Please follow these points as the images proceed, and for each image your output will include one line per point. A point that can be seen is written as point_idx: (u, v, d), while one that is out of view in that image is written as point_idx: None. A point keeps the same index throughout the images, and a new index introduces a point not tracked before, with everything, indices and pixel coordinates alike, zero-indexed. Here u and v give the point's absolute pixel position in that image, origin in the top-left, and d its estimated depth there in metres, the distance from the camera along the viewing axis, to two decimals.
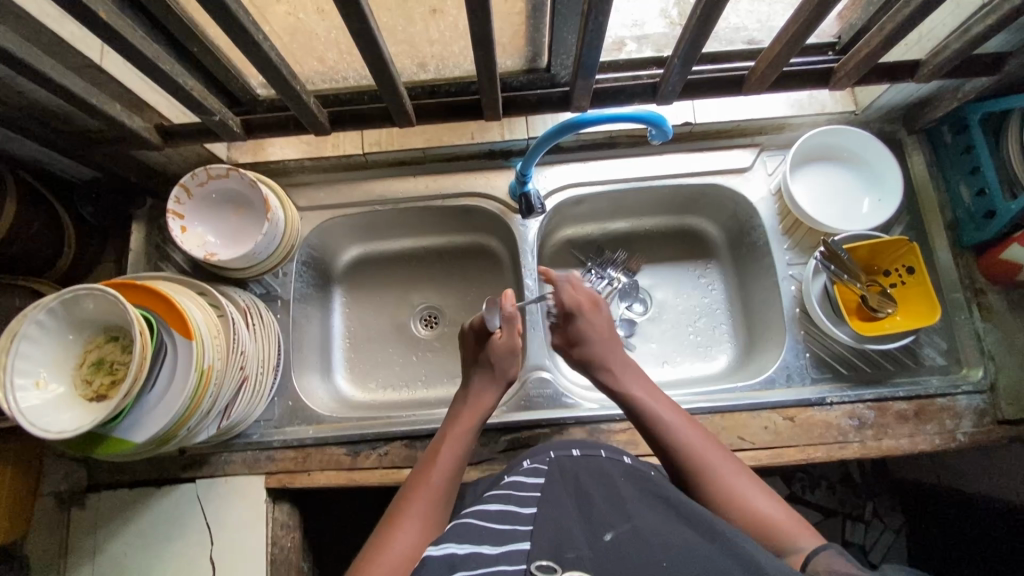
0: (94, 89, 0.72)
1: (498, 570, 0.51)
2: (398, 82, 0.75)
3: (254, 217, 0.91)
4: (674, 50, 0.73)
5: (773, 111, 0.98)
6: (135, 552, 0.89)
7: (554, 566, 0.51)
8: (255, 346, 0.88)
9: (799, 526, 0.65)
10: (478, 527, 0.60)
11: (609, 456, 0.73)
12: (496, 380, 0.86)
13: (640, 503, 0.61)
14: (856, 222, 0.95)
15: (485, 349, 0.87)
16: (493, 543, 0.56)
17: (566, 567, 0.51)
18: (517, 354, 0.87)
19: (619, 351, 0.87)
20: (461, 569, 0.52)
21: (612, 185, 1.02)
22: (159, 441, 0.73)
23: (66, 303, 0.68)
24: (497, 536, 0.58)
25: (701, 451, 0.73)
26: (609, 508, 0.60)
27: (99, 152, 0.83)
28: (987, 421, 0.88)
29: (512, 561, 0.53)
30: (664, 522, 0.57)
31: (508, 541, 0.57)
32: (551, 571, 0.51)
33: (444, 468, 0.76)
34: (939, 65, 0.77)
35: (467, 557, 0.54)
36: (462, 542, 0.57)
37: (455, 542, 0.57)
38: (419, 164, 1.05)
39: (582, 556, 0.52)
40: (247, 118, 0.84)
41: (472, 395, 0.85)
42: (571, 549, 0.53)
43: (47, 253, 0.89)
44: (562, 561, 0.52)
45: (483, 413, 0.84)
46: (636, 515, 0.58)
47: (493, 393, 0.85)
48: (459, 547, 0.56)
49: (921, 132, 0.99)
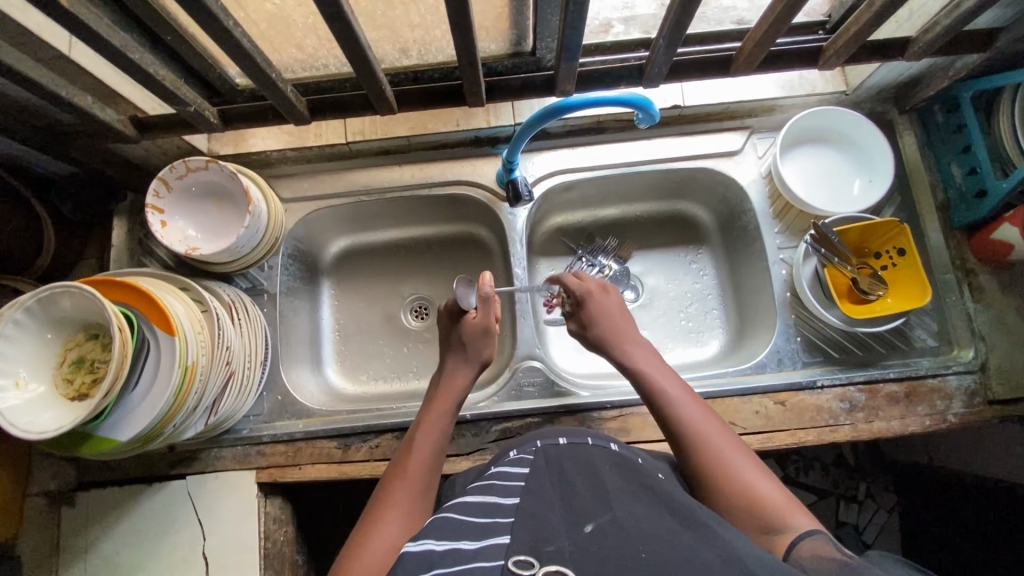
0: (63, 81, 0.70)
1: (474, 567, 0.51)
2: (376, 68, 0.72)
3: (236, 209, 0.89)
4: (660, 30, 0.71)
5: (763, 92, 0.96)
6: (127, 549, 0.89)
7: (531, 562, 0.50)
8: (241, 341, 0.87)
9: (791, 505, 0.61)
10: (457, 522, 0.60)
11: (596, 444, 0.73)
12: (470, 361, 0.86)
13: (625, 492, 0.61)
14: (846, 204, 0.94)
15: (460, 331, 0.87)
16: (472, 539, 0.56)
17: (544, 561, 0.50)
18: (491, 334, 0.87)
19: (630, 328, 0.86)
20: (439, 567, 0.52)
21: (602, 170, 1.01)
22: (144, 439, 0.73)
23: (43, 302, 0.66)
24: (476, 530, 0.58)
25: (701, 430, 0.70)
26: (598, 499, 0.60)
27: (74, 146, 0.81)
28: (978, 402, 0.88)
29: (490, 557, 0.53)
30: (647, 512, 0.57)
31: (488, 535, 0.57)
32: (529, 566, 0.50)
33: (426, 450, 0.76)
34: (931, 42, 0.75)
35: (445, 554, 0.54)
36: (440, 538, 0.57)
37: (435, 538, 0.57)
38: (405, 153, 1.03)
39: (562, 548, 0.51)
40: (224, 108, 0.82)
41: (445, 380, 0.85)
42: (550, 543, 0.52)
43: (26, 250, 0.87)
44: (540, 556, 0.51)
45: (458, 394, 0.83)
46: (617, 505, 0.58)
47: (466, 373, 0.85)
48: (438, 544, 0.56)
49: (913, 111, 0.98)
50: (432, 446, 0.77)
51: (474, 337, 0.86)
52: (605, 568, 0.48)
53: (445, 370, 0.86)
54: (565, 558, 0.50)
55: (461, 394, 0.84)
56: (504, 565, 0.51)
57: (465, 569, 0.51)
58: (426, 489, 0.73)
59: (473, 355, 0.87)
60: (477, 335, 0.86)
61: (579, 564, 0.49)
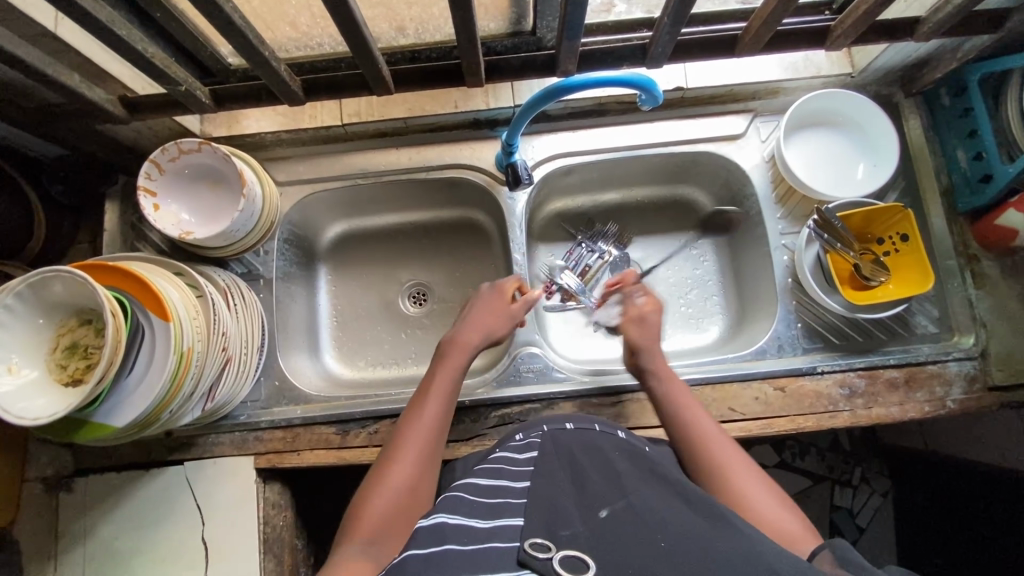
0: (49, 59, 0.68)
1: (491, 546, 0.52)
2: (373, 46, 0.71)
3: (231, 193, 0.87)
4: (664, 8, 0.69)
5: (767, 74, 0.94)
6: (125, 535, 0.89)
7: (548, 544, 0.51)
8: (238, 326, 0.86)
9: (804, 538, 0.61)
10: (466, 500, 0.61)
11: (603, 430, 0.73)
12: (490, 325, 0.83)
13: (636, 480, 0.61)
14: (850, 189, 0.93)
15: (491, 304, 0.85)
16: (484, 517, 0.57)
17: (561, 545, 0.50)
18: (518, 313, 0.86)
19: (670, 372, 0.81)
20: (451, 541, 0.53)
21: (602, 154, 0.99)
22: (141, 425, 0.72)
23: (34, 287, 0.65)
24: (487, 510, 0.58)
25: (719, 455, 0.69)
26: (597, 485, 0.60)
27: (63, 127, 0.79)
28: (977, 388, 0.88)
29: (505, 537, 0.53)
30: (660, 500, 0.57)
31: (499, 514, 0.57)
32: (546, 549, 0.50)
33: (437, 402, 0.74)
34: (941, 22, 0.74)
35: (457, 529, 0.55)
36: (452, 514, 0.58)
37: (445, 513, 0.58)
38: (402, 135, 1.01)
39: (576, 534, 0.52)
40: (216, 88, 0.80)
41: (466, 334, 0.82)
42: (565, 527, 0.53)
43: (17, 235, 0.86)
44: (556, 540, 0.51)
45: (472, 351, 0.80)
46: (631, 492, 0.58)
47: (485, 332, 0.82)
48: (449, 518, 0.57)
49: (919, 94, 0.96)
50: (444, 399, 0.75)
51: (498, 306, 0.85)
52: (621, 554, 0.49)
53: (462, 324, 0.83)
54: (580, 543, 0.50)
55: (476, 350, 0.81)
56: (520, 545, 0.51)
57: (479, 549, 0.52)
58: (438, 439, 0.72)
59: (487, 316, 0.84)
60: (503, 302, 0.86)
61: (594, 549, 0.50)
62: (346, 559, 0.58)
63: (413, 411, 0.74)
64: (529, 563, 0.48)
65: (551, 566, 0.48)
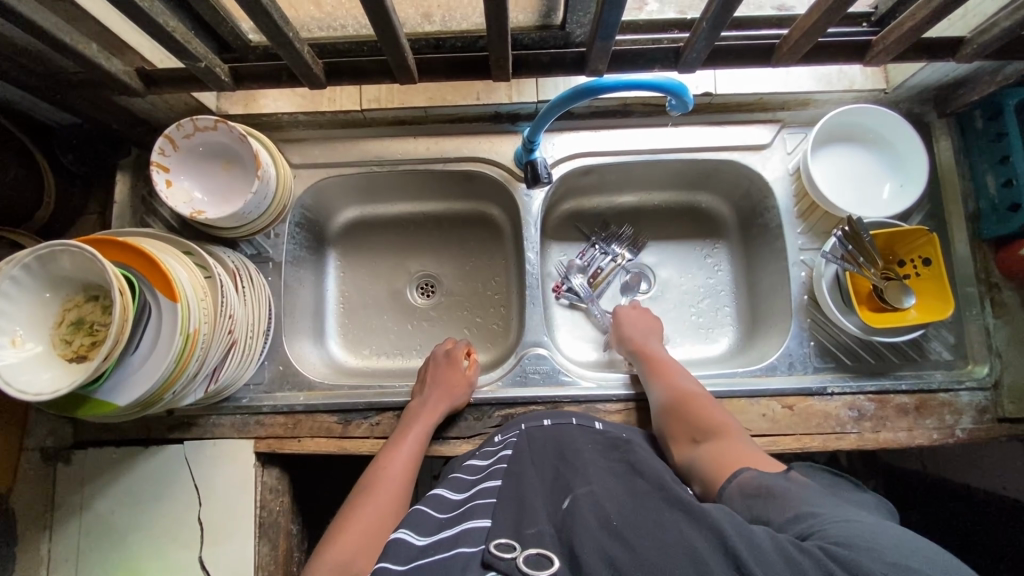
0: (66, 26, 0.66)
1: (457, 552, 0.53)
2: (400, 34, 0.69)
3: (245, 172, 0.86)
4: (703, 13, 0.67)
5: (799, 85, 0.92)
6: (121, 510, 0.88)
7: (513, 544, 0.52)
8: (244, 309, 0.85)
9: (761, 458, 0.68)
10: (427, 514, 0.62)
11: (579, 424, 0.76)
12: (446, 397, 0.87)
13: (601, 470, 0.63)
14: (874, 207, 0.91)
15: (441, 373, 0.90)
16: (449, 527, 0.59)
17: (527, 544, 0.52)
18: (470, 385, 0.91)
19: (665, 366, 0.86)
20: (421, 558, 0.54)
21: (624, 156, 0.97)
22: (143, 404, 0.71)
23: (42, 259, 0.64)
24: (448, 521, 0.60)
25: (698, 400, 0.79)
26: (570, 476, 0.62)
27: (77, 97, 0.77)
28: (987, 418, 0.87)
29: (472, 543, 0.54)
30: (624, 486, 0.60)
31: (465, 520, 0.59)
32: (512, 548, 0.52)
33: (396, 479, 0.79)
34: (985, 44, 0.71)
35: (425, 548, 0.56)
36: (404, 529, 0.59)
37: (409, 529, 0.59)
38: (421, 124, 0.99)
39: (543, 531, 0.53)
40: (235, 65, 0.78)
41: (425, 409, 0.85)
42: (531, 525, 0.55)
43: (27, 203, 0.84)
44: (523, 540, 0.53)
45: (436, 419, 0.85)
46: (594, 478, 0.61)
47: (444, 405, 0.86)
48: (413, 537, 0.58)
49: (952, 115, 0.94)
50: (410, 458, 0.82)
51: (454, 376, 0.90)
52: (583, 542, 0.50)
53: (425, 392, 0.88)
54: (546, 541, 0.52)
55: (441, 418, 0.86)
56: (486, 547, 0.52)
57: (450, 555, 0.53)
58: (395, 502, 0.77)
59: (450, 386, 0.88)
60: (461, 375, 0.90)
61: (558, 544, 0.52)
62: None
63: (384, 458, 0.82)
64: (494, 564, 0.49)
65: (515, 566, 0.49)
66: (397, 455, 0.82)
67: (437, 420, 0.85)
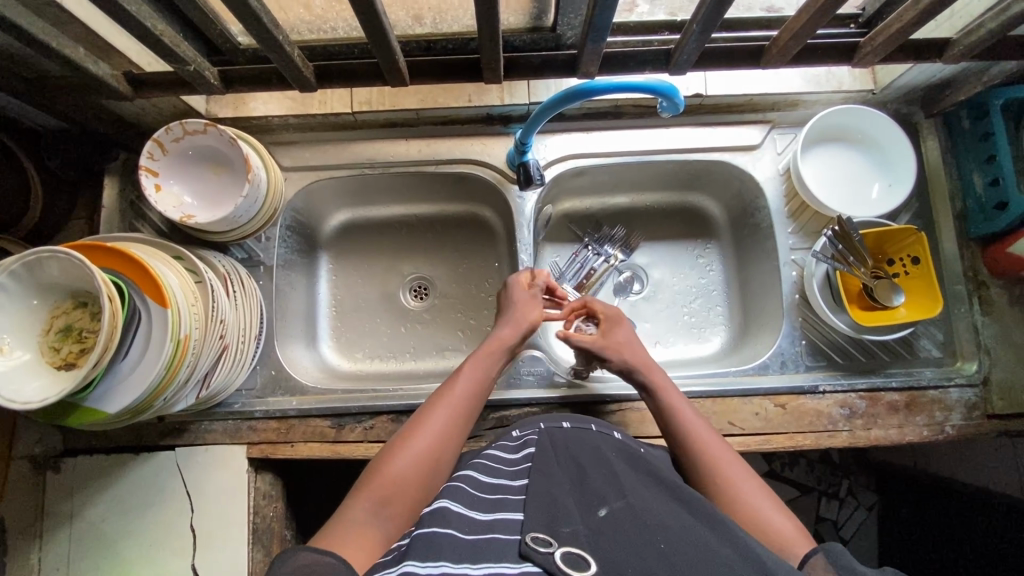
0: (52, 30, 0.65)
1: (494, 535, 0.55)
2: (391, 37, 0.69)
3: (236, 177, 0.85)
4: (693, 15, 0.67)
5: (788, 87, 0.93)
6: (113, 518, 0.87)
7: (549, 540, 0.52)
8: (235, 314, 0.84)
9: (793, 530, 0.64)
10: (466, 491, 0.63)
11: (599, 431, 0.74)
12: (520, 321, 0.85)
13: (636, 480, 0.63)
14: (863, 207, 0.92)
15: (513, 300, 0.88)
16: (485, 510, 0.59)
17: (561, 542, 0.52)
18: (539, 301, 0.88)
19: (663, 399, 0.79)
20: (453, 527, 0.55)
21: (615, 157, 0.98)
22: (133, 411, 0.71)
23: (29, 265, 0.63)
24: (487, 503, 0.61)
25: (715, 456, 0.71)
26: (603, 483, 0.62)
27: (64, 101, 0.76)
28: (977, 415, 0.88)
29: (507, 528, 0.56)
30: (657, 500, 0.60)
31: (499, 508, 0.60)
32: (547, 544, 0.52)
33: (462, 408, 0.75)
34: (972, 45, 0.72)
35: (459, 517, 0.57)
36: (454, 501, 0.60)
37: (447, 499, 0.61)
38: (413, 126, 0.99)
39: (578, 531, 0.54)
40: (225, 69, 0.77)
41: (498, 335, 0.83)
42: (566, 524, 0.55)
43: (13, 209, 0.83)
44: (558, 537, 0.53)
45: (508, 343, 0.83)
46: (628, 489, 0.61)
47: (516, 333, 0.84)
48: (451, 505, 0.59)
49: (939, 116, 0.95)
50: (479, 383, 0.78)
51: (527, 304, 0.87)
52: (624, 556, 0.50)
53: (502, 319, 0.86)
54: (579, 542, 0.52)
55: (514, 343, 0.83)
56: (521, 538, 0.53)
57: (483, 538, 0.54)
58: (463, 421, 0.74)
59: (523, 314, 0.86)
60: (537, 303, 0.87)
61: (593, 547, 0.52)
62: (358, 521, 0.61)
63: (453, 379, 0.77)
64: (531, 556, 0.50)
65: (552, 559, 0.49)
66: (466, 376, 0.78)
67: (508, 346, 0.83)
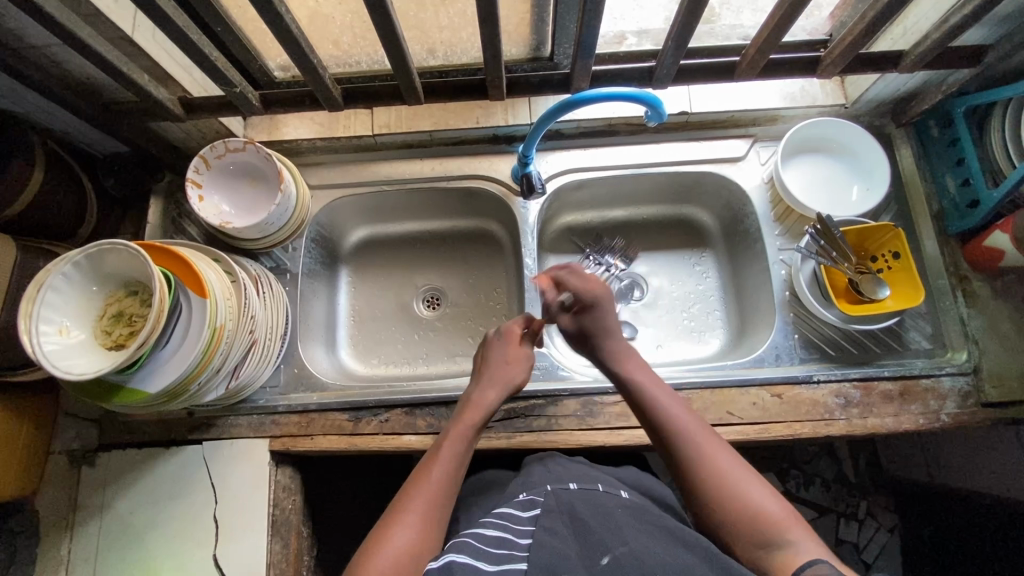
0: (124, 59, 0.76)
1: None
2: (410, 61, 0.80)
3: (268, 188, 0.95)
4: (668, 35, 0.78)
5: (766, 103, 1.02)
6: (141, 509, 0.92)
7: None
8: (265, 314, 0.92)
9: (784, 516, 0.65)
10: (474, 543, 0.64)
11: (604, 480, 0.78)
12: (498, 386, 0.84)
13: (636, 529, 0.65)
14: (843, 209, 0.99)
15: (490, 360, 0.87)
16: (494, 562, 0.61)
17: None
18: (527, 360, 0.88)
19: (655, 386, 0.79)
20: None
21: (611, 171, 1.06)
22: (170, 394, 0.77)
23: (91, 257, 0.72)
24: (494, 554, 0.62)
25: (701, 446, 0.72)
26: (604, 529, 0.64)
27: (124, 123, 0.87)
28: (971, 403, 0.90)
29: None
30: (661, 546, 0.62)
31: (507, 560, 0.61)
32: None
33: (437, 489, 0.72)
34: (923, 54, 0.80)
35: (463, 567, 0.60)
36: (459, 554, 0.62)
37: (453, 553, 0.63)
38: (428, 147, 1.10)
39: None
40: (264, 93, 0.88)
41: (475, 404, 0.82)
42: None
43: (71, 220, 0.93)
44: None
45: (484, 413, 0.81)
46: (630, 538, 0.63)
47: (495, 398, 0.83)
48: (457, 559, 0.61)
49: (909, 125, 1.03)
50: (455, 463, 0.76)
51: (507, 363, 0.86)
52: None
53: (476, 385, 0.85)
54: None
55: (491, 408, 0.83)
56: None
57: None
58: (443, 504, 0.72)
59: (503, 378, 0.85)
60: (514, 361, 0.87)
61: None
62: None
63: (429, 461, 0.76)
64: None
65: None
66: (443, 455, 0.76)
67: (487, 413, 0.82)
